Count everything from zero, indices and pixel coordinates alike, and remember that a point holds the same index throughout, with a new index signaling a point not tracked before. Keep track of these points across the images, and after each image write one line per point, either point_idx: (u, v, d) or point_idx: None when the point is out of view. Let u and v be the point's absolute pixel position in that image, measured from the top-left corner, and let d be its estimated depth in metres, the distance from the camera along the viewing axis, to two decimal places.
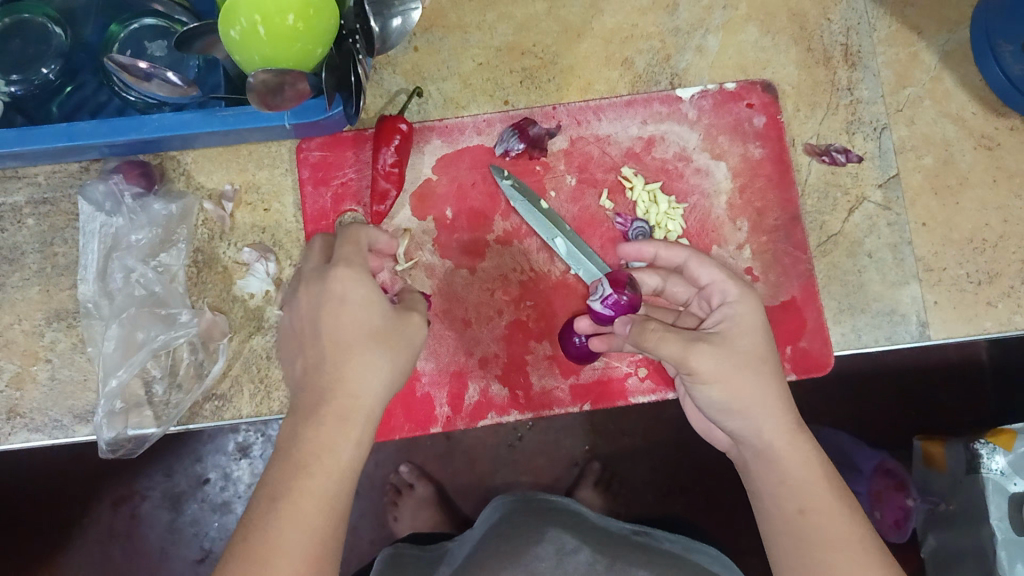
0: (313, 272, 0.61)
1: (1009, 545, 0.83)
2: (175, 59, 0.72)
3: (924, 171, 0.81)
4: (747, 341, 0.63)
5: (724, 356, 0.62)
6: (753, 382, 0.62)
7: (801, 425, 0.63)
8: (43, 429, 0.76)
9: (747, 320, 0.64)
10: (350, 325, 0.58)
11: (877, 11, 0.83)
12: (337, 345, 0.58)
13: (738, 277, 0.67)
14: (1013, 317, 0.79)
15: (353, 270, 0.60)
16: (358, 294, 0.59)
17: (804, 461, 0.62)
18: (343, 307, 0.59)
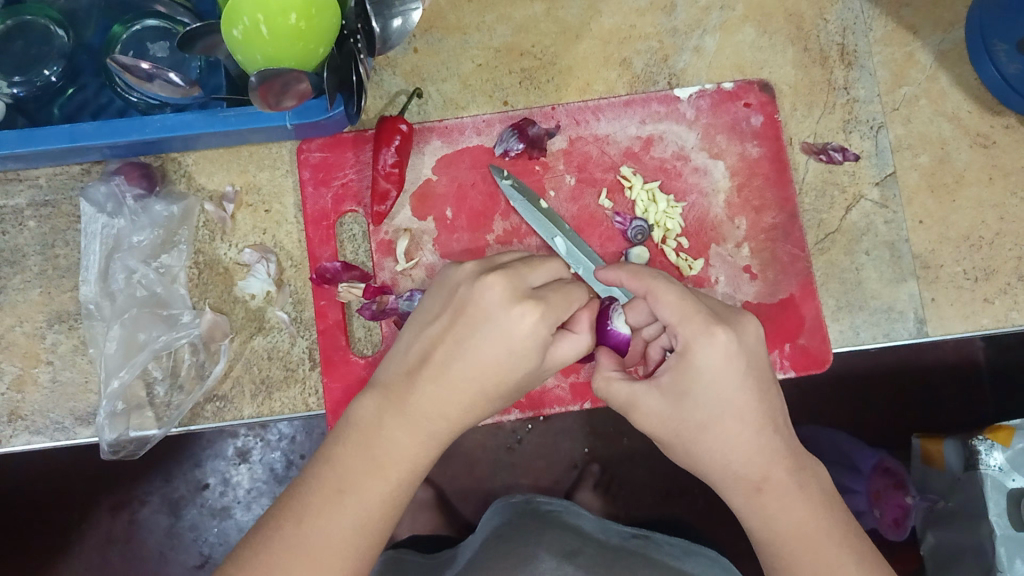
0: (513, 289, 0.60)
1: (1007, 541, 0.84)
2: (178, 60, 0.72)
3: (920, 170, 0.82)
4: (691, 411, 0.62)
5: (667, 420, 0.63)
6: (701, 446, 0.63)
7: (766, 483, 0.62)
8: (44, 431, 0.76)
9: (704, 380, 0.61)
10: (501, 370, 0.59)
11: (873, 12, 0.84)
12: (470, 380, 0.60)
13: (690, 325, 0.61)
14: (1010, 314, 0.80)
15: (543, 320, 0.59)
16: (526, 343, 0.59)
17: (780, 510, 0.62)
18: (504, 346, 0.59)
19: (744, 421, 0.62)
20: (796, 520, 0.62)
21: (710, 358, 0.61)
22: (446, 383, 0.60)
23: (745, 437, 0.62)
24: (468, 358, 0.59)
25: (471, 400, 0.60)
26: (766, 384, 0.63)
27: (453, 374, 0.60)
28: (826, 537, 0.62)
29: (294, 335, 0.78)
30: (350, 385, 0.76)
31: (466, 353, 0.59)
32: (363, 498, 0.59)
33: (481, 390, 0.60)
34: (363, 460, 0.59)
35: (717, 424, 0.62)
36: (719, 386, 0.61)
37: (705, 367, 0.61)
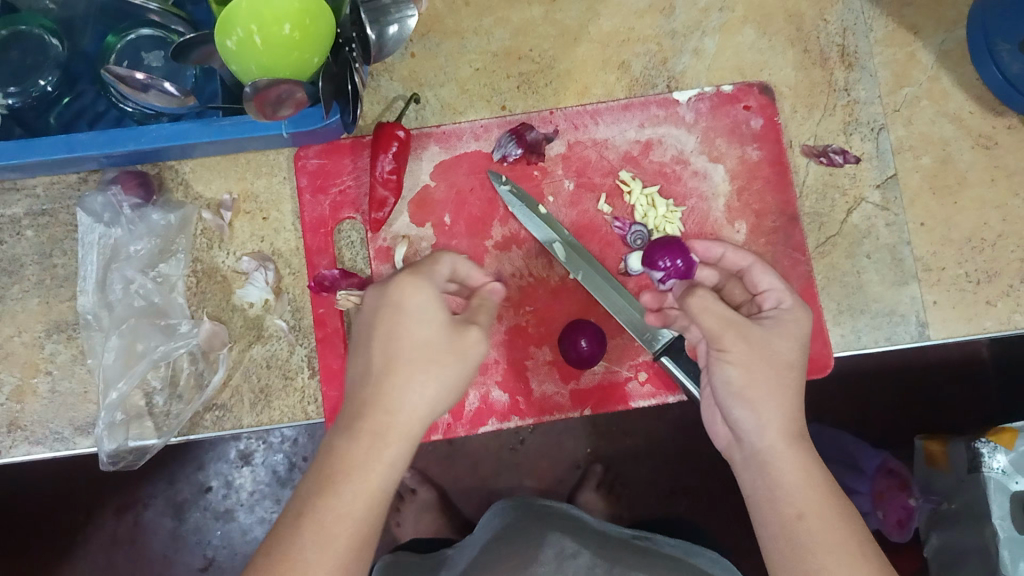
0: (377, 291, 0.62)
1: (1011, 544, 0.83)
2: (173, 69, 0.71)
3: (922, 171, 0.81)
4: (783, 349, 0.62)
5: (758, 344, 0.62)
6: (768, 378, 0.61)
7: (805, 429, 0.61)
8: (44, 442, 0.76)
9: (779, 328, 0.63)
10: (411, 337, 0.59)
11: (874, 12, 0.83)
12: (395, 355, 0.59)
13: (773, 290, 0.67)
14: (1014, 316, 0.79)
15: (423, 287, 0.61)
16: (415, 302, 0.60)
17: (810, 465, 0.60)
18: (408, 319, 0.60)
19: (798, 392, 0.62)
20: (815, 479, 0.59)
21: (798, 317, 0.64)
22: (386, 373, 0.59)
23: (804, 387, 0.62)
24: (384, 338, 0.60)
25: (410, 371, 0.58)
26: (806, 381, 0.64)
27: (380, 362, 0.59)
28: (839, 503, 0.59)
29: (293, 343, 0.78)
30: None
31: (382, 339, 0.60)
32: (337, 513, 0.54)
33: (420, 356, 0.59)
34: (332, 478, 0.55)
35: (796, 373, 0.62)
36: (791, 335, 0.63)
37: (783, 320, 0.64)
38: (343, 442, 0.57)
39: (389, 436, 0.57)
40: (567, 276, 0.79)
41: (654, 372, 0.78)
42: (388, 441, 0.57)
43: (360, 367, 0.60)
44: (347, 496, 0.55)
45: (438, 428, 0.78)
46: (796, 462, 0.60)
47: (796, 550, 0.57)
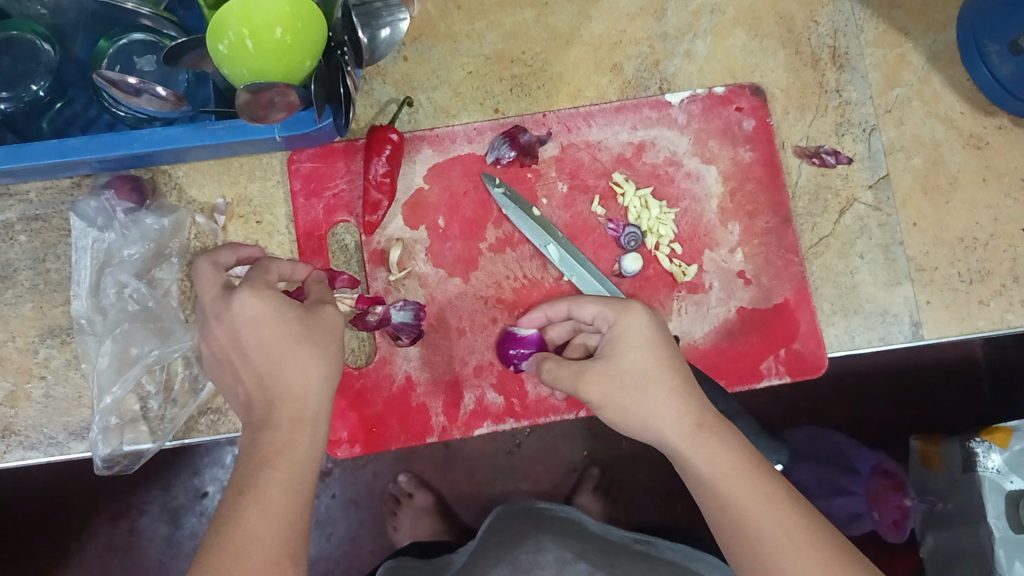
0: (221, 309, 0.61)
1: (1006, 543, 0.83)
2: (165, 73, 0.72)
3: (914, 172, 0.82)
4: (630, 361, 0.63)
5: (609, 376, 0.63)
6: (634, 399, 0.62)
7: (704, 420, 0.62)
8: (38, 447, 0.76)
9: (632, 344, 0.63)
10: (273, 339, 0.59)
11: (864, 14, 0.83)
12: (274, 362, 0.59)
13: (608, 309, 0.66)
14: (1006, 316, 0.80)
15: (257, 292, 0.60)
16: (263, 306, 0.60)
17: (713, 450, 0.61)
18: (255, 331, 0.60)
19: (667, 384, 0.62)
20: (730, 463, 0.60)
21: (632, 323, 0.64)
22: (264, 383, 0.59)
23: (679, 389, 0.62)
24: (257, 348, 0.59)
25: (290, 370, 0.59)
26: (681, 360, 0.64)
27: (269, 363, 0.59)
28: (762, 480, 0.60)
29: None
30: (346, 395, 0.78)
31: (251, 352, 0.59)
32: (252, 529, 0.54)
33: (290, 359, 0.60)
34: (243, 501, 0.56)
35: (654, 377, 0.62)
36: (643, 347, 0.63)
37: (621, 335, 0.64)
38: (252, 469, 0.57)
39: (292, 436, 0.59)
40: (561, 278, 0.79)
41: None
42: (294, 441, 0.58)
43: (251, 381, 0.60)
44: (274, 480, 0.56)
45: (434, 431, 0.78)
46: (708, 452, 0.61)
47: (742, 542, 0.58)
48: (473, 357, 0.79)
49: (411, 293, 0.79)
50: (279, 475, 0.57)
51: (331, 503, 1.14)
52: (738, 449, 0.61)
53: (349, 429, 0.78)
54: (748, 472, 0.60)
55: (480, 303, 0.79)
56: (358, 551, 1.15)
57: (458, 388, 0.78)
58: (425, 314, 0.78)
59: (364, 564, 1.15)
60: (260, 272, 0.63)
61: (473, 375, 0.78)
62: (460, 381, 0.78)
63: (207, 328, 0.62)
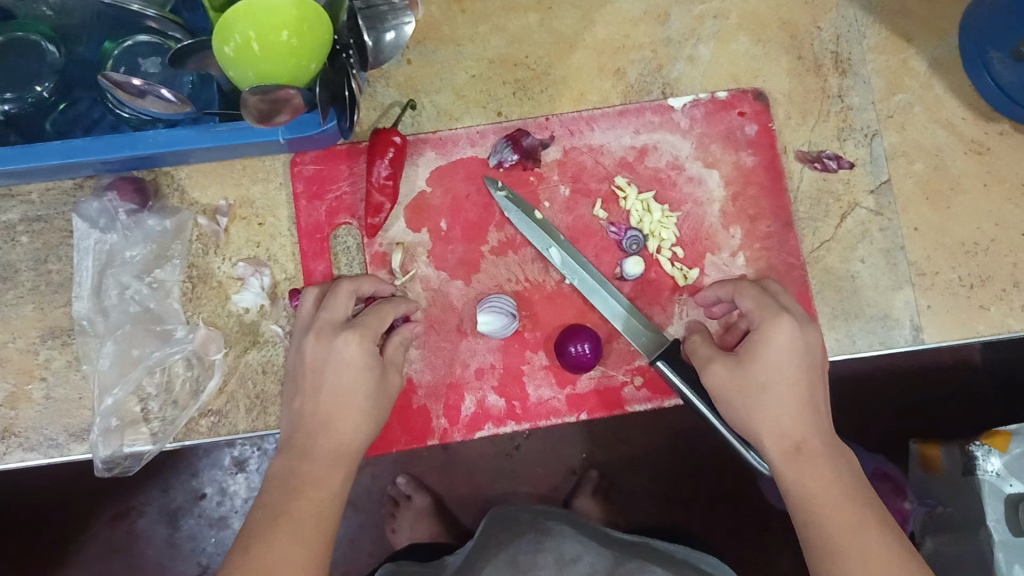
0: (326, 333, 0.67)
1: (1006, 546, 0.84)
2: (169, 75, 0.71)
3: (915, 177, 0.82)
4: (756, 371, 0.65)
5: (736, 378, 0.66)
6: (782, 404, 0.64)
7: (804, 444, 0.64)
8: (38, 448, 0.75)
9: (773, 358, 0.65)
10: (353, 390, 0.66)
11: (867, 20, 0.84)
12: (350, 401, 0.66)
13: (758, 311, 0.67)
14: (1007, 320, 0.80)
15: (363, 341, 0.67)
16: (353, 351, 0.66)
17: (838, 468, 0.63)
18: (351, 370, 0.66)
19: (797, 394, 0.64)
20: (834, 485, 0.62)
21: (777, 334, 0.65)
22: (330, 419, 0.65)
23: (806, 409, 0.64)
24: (342, 382, 0.66)
25: (362, 418, 0.66)
26: (810, 382, 0.65)
27: (333, 406, 0.65)
28: (850, 499, 0.61)
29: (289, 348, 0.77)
30: None
31: (331, 387, 0.66)
32: (279, 552, 0.58)
33: (361, 409, 0.66)
34: (277, 523, 0.60)
35: (774, 387, 0.64)
36: (786, 362, 0.65)
37: (771, 346, 0.65)
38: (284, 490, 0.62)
39: (331, 470, 0.64)
40: (563, 281, 0.80)
41: (650, 377, 0.79)
42: (330, 476, 0.63)
43: (307, 406, 0.66)
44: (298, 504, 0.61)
45: (434, 433, 0.78)
46: (808, 472, 0.63)
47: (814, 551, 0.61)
48: (474, 359, 0.79)
49: (413, 297, 0.79)
50: (312, 505, 0.61)
51: None
52: (843, 465, 0.63)
53: None
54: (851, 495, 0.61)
55: (482, 305, 0.79)
56: (357, 554, 1.15)
57: (460, 390, 0.78)
58: (425, 315, 0.79)
59: (363, 566, 1.15)
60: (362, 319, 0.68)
61: (475, 378, 0.78)
62: (462, 383, 0.78)
63: (301, 344, 0.68)
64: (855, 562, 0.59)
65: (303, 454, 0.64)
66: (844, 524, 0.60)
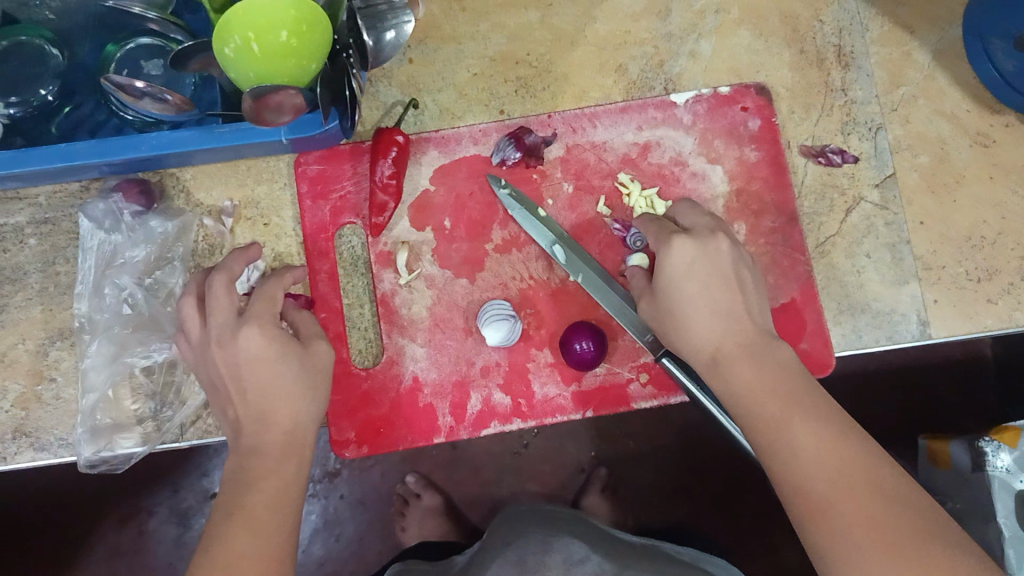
0: (223, 334, 0.61)
1: (1016, 542, 0.83)
2: (172, 77, 0.72)
3: (920, 170, 0.81)
4: (665, 298, 0.65)
5: (654, 308, 0.67)
6: (700, 325, 0.63)
7: (722, 354, 0.62)
8: (49, 448, 0.76)
9: (671, 278, 0.65)
10: (276, 384, 0.61)
11: (870, 12, 0.83)
12: (278, 392, 0.61)
13: (659, 237, 0.67)
14: (1015, 314, 0.79)
15: (265, 331, 0.62)
16: (262, 352, 0.61)
17: (766, 372, 0.60)
18: (266, 365, 0.61)
19: (706, 312, 0.63)
20: (766, 389, 0.59)
21: (672, 256, 0.65)
22: (264, 414, 0.61)
23: (721, 322, 0.63)
24: (261, 377, 0.61)
25: (296, 404, 0.62)
26: (718, 295, 0.64)
27: (263, 402, 0.61)
28: (788, 399, 0.58)
29: None
30: (352, 397, 0.78)
31: (252, 385, 0.61)
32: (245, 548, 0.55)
33: (290, 395, 0.62)
34: (232, 519, 0.57)
35: (684, 311, 0.64)
36: (686, 279, 0.64)
37: (664, 268, 0.65)
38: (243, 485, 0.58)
39: (284, 462, 0.60)
40: (568, 279, 0.80)
41: (655, 374, 0.79)
42: (284, 466, 0.60)
43: (241, 411, 0.61)
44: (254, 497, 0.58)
45: (441, 431, 0.78)
46: (736, 382, 0.61)
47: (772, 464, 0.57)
48: (479, 357, 0.79)
49: (417, 295, 0.79)
50: (266, 496, 0.58)
51: (339, 503, 1.15)
52: (768, 360, 0.61)
53: (356, 430, 0.78)
54: (783, 396, 0.58)
55: (486, 303, 0.79)
56: (366, 552, 1.15)
57: (465, 388, 0.79)
58: (431, 314, 0.79)
59: (372, 565, 1.15)
60: (266, 306, 0.63)
61: (480, 376, 0.78)
62: (467, 381, 0.79)
63: (205, 356, 0.62)
64: (784, 455, 0.56)
65: (252, 452, 0.60)
66: (776, 418, 0.57)
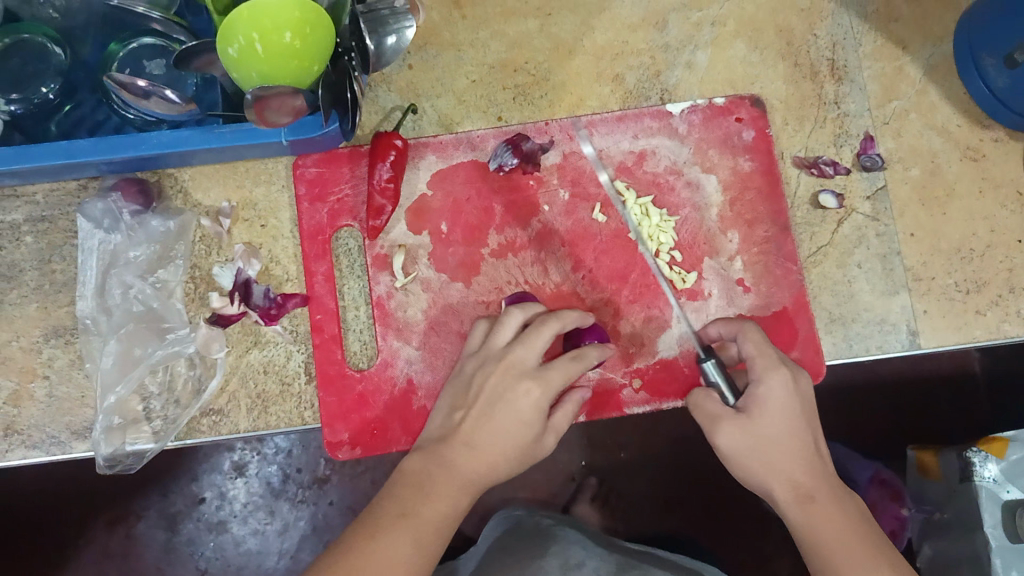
0: (516, 372, 0.70)
1: (1003, 552, 0.84)
2: (175, 76, 0.73)
3: (911, 183, 0.83)
4: (765, 423, 0.66)
5: (749, 432, 0.67)
6: (800, 454, 0.66)
7: (814, 492, 0.65)
8: (40, 446, 0.76)
9: (775, 407, 0.67)
10: (509, 436, 0.68)
11: (863, 27, 0.85)
12: (499, 443, 0.68)
13: (762, 359, 0.68)
14: (1002, 325, 0.80)
15: (545, 395, 0.69)
16: (530, 414, 0.69)
17: (845, 515, 0.65)
18: (516, 418, 0.69)
19: (806, 446, 0.67)
20: (842, 525, 0.64)
21: (779, 383, 0.67)
22: (475, 447, 0.67)
23: (812, 455, 0.67)
24: (504, 420, 0.68)
25: (503, 460, 0.68)
26: (815, 428, 0.69)
27: (484, 438, 0.68)
28: (860, 544, 0.63)
29: (290, 349, 0.78)
30: (345, 399, 0.78)
31: (492, 424, 0.68)
32: (397, 554, 0.60)
33: (508, 456, 0.68)
34: (400, 523, 0.62)
35: (784, 443, 0.66)
36: (791, 411, 0.67)
37: (766, 396, 0.67)
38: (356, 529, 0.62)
39: (458, 494, 0.65)
40: (561, 284, 0.80)
41: (649, 380, 0.79)
42: (456, 498, 0.65)
43: (463, 423, 0.69)
44: (411, 524, 0.62)
45: None
46: (832, 516, 0.64)
47: None
48: None
49: (413, 298, 0.79)
50: (348, 533, 0.62)
51: (329, 510, 1.14)
52: (851, 507, 0.66)
53: (350, 432, 0.78)
54: (850, 539, 0.63)
55: (481, 307, 0.80)
56: None
57: None
58: (426, 318, 0.79)
59: None
60: (560, 375, 0.70)
61: None
62: None
63: (479, 368, 0.71)
64: None
65: (441, 464, 0.66)
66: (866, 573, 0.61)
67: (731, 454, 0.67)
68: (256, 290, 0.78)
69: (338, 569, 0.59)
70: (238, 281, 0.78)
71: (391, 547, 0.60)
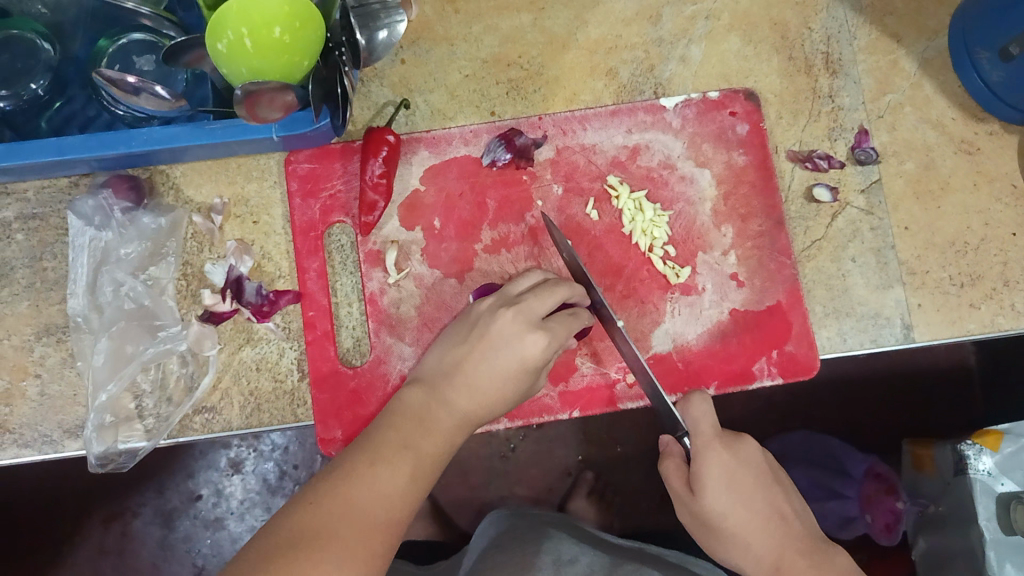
0: (524, 320, 0.70)
1: (996, 544, 0.84)
2: (164, 73, 0.72)
3: (905, 177, 0.82)
4: (710, 500, 0.71)
5: (703, 512, 0.72)
6: (749, 523, 0.71)
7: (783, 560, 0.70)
8: (32, 445, 0.76)
9: (714, 483, 0.71)
10: (510, 381, 0.69)
11: (857, 21, 0.84)
12: (498, 386, 0.69)
13: (701, 436, 0.72)
14: (996, 319, 0.80)
15: (548, 346, 0.69)
16: (532, 362, 0.69)
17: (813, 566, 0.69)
18: (518, 362, 0.69)
19: (756, 512, 0.71)
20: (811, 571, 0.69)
21: (710, 458, 0.71)
22: (476, 391, 0.68)
23: (768, 523, 0.71)
24: (506, 364, 0.69)
25: (497, 401, 0.69)
26: (770, 496, 0.72)
27: (484, 383, 0.69)
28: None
29: (283, 346, 0.78)
30: (339, 396, 0.78)
31: (492, 366, 0.69)
32: (391, 486, 0.60)
33: (503, 395, 0.69)
34: (400, 453, 0.62)
35: (728, 517, 0.71)
36: (726, 485, 0.71)
37: (704, 475, 0.71)
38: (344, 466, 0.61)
39: (455, 432, 0.67)
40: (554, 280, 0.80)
41: None
42: (453, 435, 0.67)
43: (461, 361, 0.70)
44: (410, 455, 0.63)
45: None
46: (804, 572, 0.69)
47: None
48: None
49: (406, 294, 0.79)
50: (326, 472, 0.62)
51: None
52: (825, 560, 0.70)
53: (343, 429, 0.77)
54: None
55: None
56: None
57: None
58: (420, 314, 0.79)
59: None
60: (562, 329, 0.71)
61: None
62: None
63: (489, 308, 0.72)
64: None
65: (440, 401, 0.68)
66: None
67: (695, 530, 0.75)
68: (248, 287, 0.78)
69: (330, 498, 0.58)
70: (230, 277, 0.78)
71: (392, 477, 0.61)
